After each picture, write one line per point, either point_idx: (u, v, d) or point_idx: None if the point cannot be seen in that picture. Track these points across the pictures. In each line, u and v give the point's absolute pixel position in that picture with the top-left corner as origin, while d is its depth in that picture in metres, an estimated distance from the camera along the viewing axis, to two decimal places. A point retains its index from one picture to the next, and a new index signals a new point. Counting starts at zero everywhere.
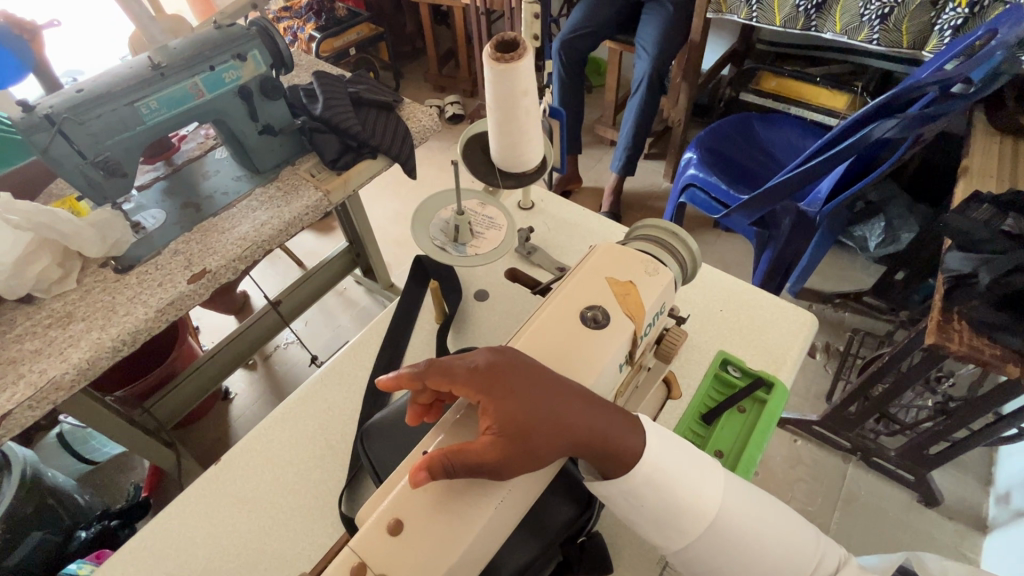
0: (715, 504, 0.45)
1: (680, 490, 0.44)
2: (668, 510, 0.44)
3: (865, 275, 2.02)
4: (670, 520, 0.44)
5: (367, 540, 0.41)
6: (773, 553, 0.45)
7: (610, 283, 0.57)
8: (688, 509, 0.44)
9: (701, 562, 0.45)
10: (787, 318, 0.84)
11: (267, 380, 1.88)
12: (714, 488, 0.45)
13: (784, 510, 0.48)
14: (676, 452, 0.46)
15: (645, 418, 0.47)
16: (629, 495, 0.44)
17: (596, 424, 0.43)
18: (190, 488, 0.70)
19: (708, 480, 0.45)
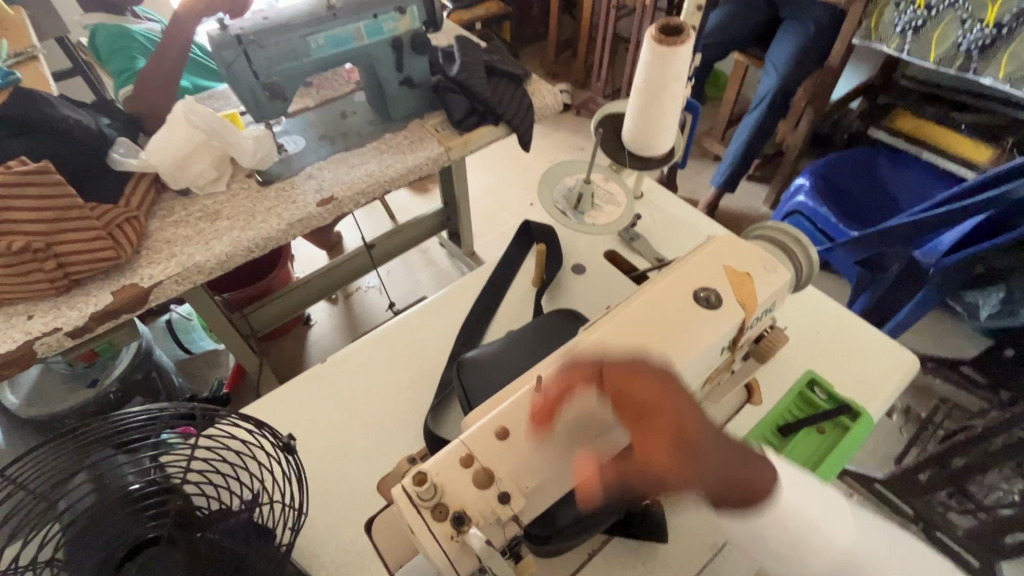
0: (846, 545, 0.41)
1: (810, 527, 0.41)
2: (797, 548, 0.41)
3: (968, 345, 1.87)
4: (796, 558, 0.41)
5: (477, 438, 0.46)
6: None
7: (727, 270, 0.58)
8: (816, 547, 0.41)
9: None
10: (886, 353, 0.81)
11: (345, 316, 2.02)
12: (843, 526, 0.42)
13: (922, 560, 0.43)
14: (808, 495, 0.42)
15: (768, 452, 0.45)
16: (752, 530, 0.42)
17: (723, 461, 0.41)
18: (298, 378, 0.79)
19: (840, 518, 0.42)
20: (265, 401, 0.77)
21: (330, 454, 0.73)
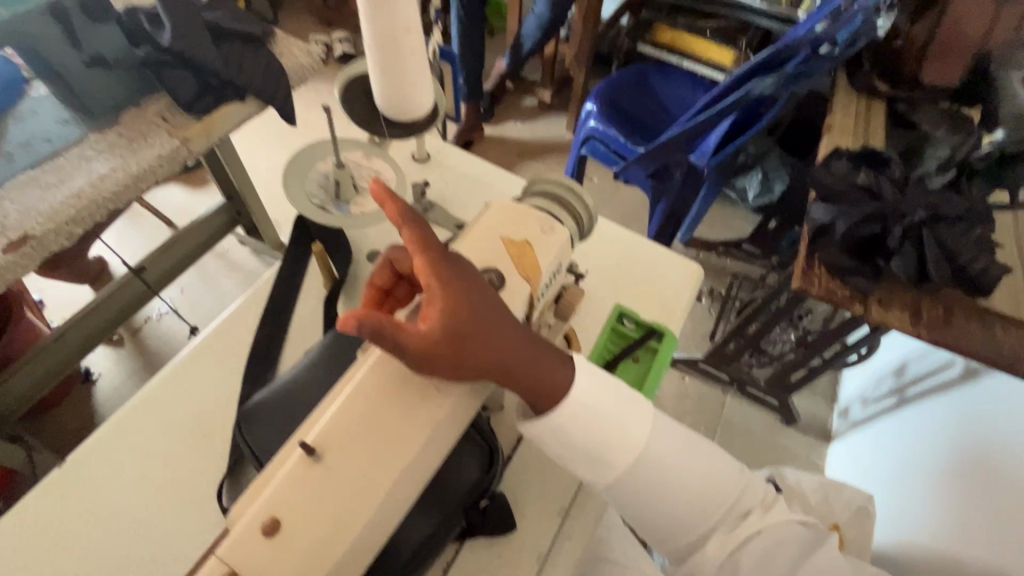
0: (641, 438, 0.50)
1: (617, 430, 0.49)
2: (602, 451, 0.49)
3: (744, 224, 2.20)
4: (598, 459, 0.49)
5: (236, 550, 0.36)
6: (620, 442, 0.49)
7: (505, 243, 0.54)
8: (616, 445, 0.49)
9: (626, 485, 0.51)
10: (677, 269, 0.88)
11: (138, 356, 1.66)
12: (641, 425, 0.50)
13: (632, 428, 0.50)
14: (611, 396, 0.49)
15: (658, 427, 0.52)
16: (556, 431, 0.48)
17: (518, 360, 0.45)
18: (26, 500, 0.59)
19: (637, 416, 0.50)
20: None
21: None
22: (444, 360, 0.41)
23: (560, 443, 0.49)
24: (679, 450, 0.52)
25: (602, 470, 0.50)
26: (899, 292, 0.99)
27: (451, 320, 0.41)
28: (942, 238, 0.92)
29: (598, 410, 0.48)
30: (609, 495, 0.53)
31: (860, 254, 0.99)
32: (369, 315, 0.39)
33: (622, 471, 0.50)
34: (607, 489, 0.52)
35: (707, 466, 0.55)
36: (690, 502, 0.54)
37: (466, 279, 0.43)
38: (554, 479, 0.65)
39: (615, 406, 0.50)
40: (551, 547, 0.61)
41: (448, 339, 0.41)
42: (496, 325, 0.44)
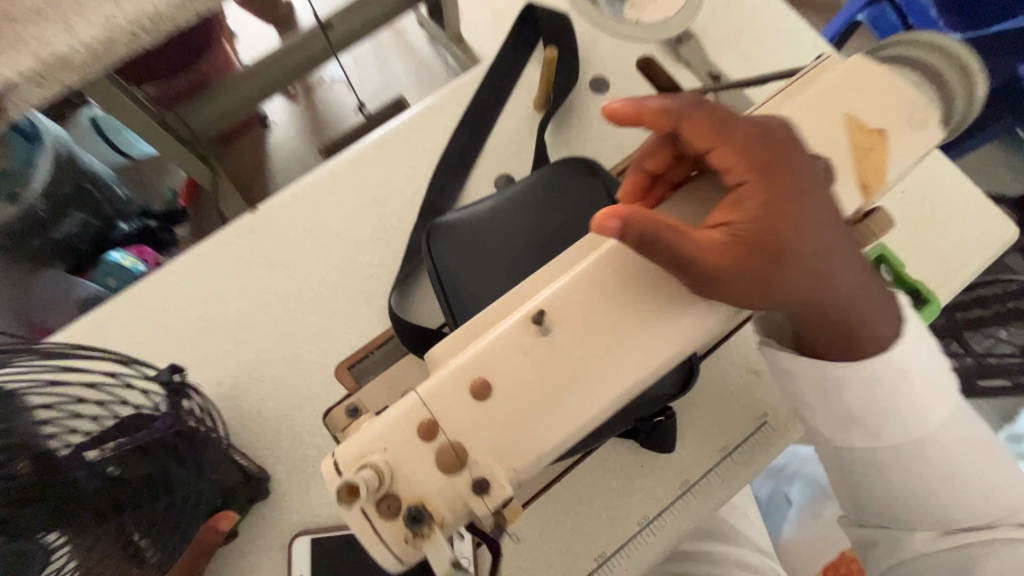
0: (936, 423, 0.37)
1: (910, 402, 0.36)
2: (869, 416, 0.36)
3: None
4: (858, 422, 0.37)
5: (444, 397, 0.31)
6: (908, 416, 0.36)
7: (848, 124, 0.36)
8: (902, 418, 0.36)
9: (871, 467, 0.38)
10: (980, 222, 0.63)
11: (309, 117, 1.69)
12: (943, 410, 0.37)
13: (932, 406, 0.36)
14: (921, 356, 0.36)
15: (959, 411, 0.38)
16: (832, 386, 0.36)
17: (835, 280, 0.34)
18: (224, 235, 0.61)
19: (942, 394, 0.37)
20: (182, 266, 0.59)
21: (266, 333, 0.58)
22: (745, 274, 0.31)
23: (821, 397, 0.37)
24: (962, 443, 0.38)
25: (857, 433, 0.37)
26: None
27: (763, 234, 0.31)
28: None
29: (902, 379, 0.36)
30: (834, 467, 0.42)
31: None
32: (643, 215, 0.30)
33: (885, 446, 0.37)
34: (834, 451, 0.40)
35: (987, 466, 0.40)
36: (942, 510, 0.40)
37: (771, 172, 0.32)
38: (727, 414, 0.56)
39: (926, 378, 0.36)
40: (700, 478, 0.55)
41: (752, 243, 0.31)
42: (815, 233, 0.32)
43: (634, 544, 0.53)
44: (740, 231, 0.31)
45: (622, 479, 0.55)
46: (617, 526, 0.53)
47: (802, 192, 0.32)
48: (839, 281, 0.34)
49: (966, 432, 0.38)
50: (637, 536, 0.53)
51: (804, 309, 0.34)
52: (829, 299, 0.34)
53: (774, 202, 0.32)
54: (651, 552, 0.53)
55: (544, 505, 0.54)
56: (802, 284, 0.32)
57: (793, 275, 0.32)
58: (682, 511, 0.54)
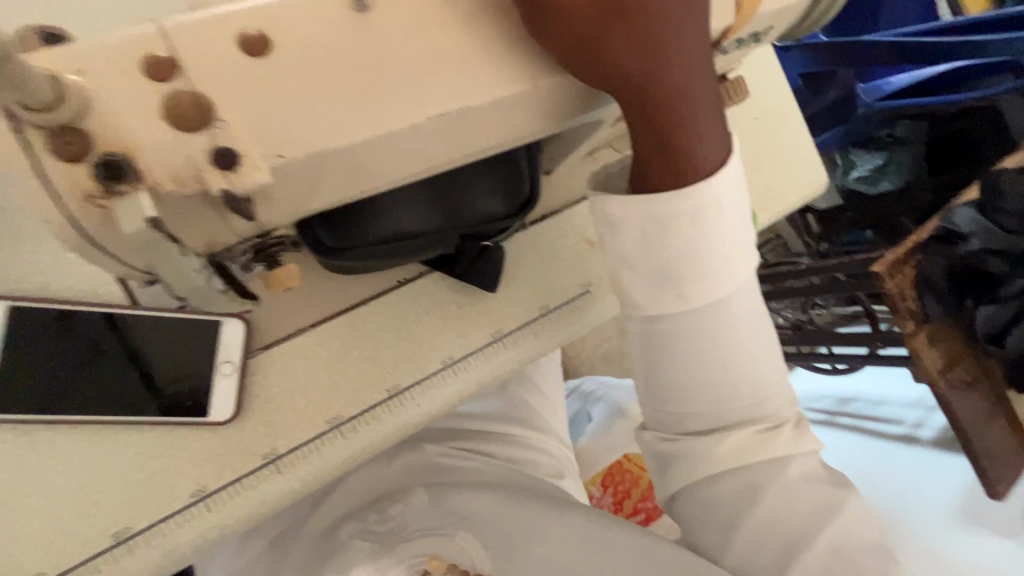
0: (730, 288, 0.37)
1: (714, 258, 0.36)
2: (682, 270, 0.36)
3: None
4: (673, 279, 0.36)
5: (199, 37, 0.22)
6: (709, 276, 0.36)
7: None
8: (705, 275, 0.36)
9: (673, 337, 0.38)
10: (803, 163, 0.69)
11: None
12: (738, 276, 0.37)
13: (729, 271, 0.37)
14: (736, 213, 0.36)
15: (749, 283, 0.39)
16: (654, 226, 0.34)
17: (678, 89, 0.31)
18: None
19: (742, 260, 0.37)
20: None
21: None
22: (591, 31, 0.27)
23: (648, 245, 0.35)
24: (754, 325, 0.40)
25: (667, 294, 0.37)
26: (954, 339, 0.88)
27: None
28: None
29: (716, 228, 0.35)
30: (641, 348, 0.41)
31: (957, 285, 0.85)
32: None
33: (690, 310, 0.37)
34: (642, 325, 0.40)
35: (772, 354, 0.42)
36: (724, 397, 0.40)
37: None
38: (553, 275, 0.55)
39: (732, 241, 0.36)
40: (512, 330, 0.53)
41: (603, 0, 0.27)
42: (671, 20, 0.29)
43: (431, 383, 0.50)
44: None
45: (433, 314, 0.51)
46: (418, 361, 0.50)
47: None
48: (682, 94, 0.31)
49: (750, 311, 0.39)
50: (435, 375, 0.50)
51: (634, 103, 0.31)
52: (666, 110, 0.31)
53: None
54: (446, 392, 0.50)
55: (343, 324, 0.48)
56: (641, 72, 0.29)
57: (633, 53, 0.29)
58: (488, 358, 0.52)
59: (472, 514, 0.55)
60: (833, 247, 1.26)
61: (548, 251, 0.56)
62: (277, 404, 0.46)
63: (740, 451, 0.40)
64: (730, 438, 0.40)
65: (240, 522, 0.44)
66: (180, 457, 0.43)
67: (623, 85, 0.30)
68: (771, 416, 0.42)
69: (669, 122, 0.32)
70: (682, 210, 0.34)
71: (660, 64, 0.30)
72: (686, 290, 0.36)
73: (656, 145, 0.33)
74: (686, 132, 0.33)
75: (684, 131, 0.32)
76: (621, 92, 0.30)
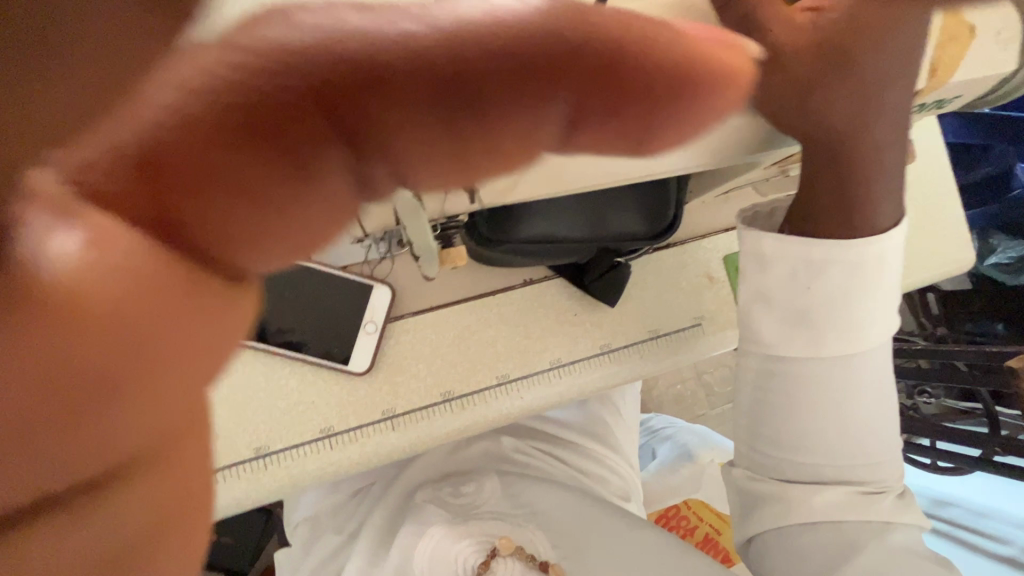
0: (866, 344, 0.38)
1: (857, 310, 0.37)
2: (819, 314, 0.37)
3: None
4: (809, 320, 0.38)
5: None
6: (845, 326, 0.37)
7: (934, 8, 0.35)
8: (843, 324, 0.37)
9: (797, 379, 0.39)
10: (953, 234, 0.65)
11: None
12: (876, 333, 0.38)
13: (867, 329, 0.38)
14: (886, 272, 0.37)
15: (885, 346, 0.39)
16: (802, 267, 0.37)
17: (876, 137, 0.34)
18: None
19: (883, 319, 0.38)
20: None
21: None
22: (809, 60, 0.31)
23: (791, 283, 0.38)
24: (880, 390, 0.40)
25: (802, 337, 0.38)
26: None
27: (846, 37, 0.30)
28: None
29: (865, 281, 0.36)
30: (756, 385, 0.42)
31: None
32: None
33: (822, 357, 0.38)
34: (763, 362, 0.41)
35: (889, 430, 0.41)
36: (833, 450, 0.40)
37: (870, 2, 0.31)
38: (666, 300, 0.57)
39: (875, 299, 0.37)
40: (620, 346, 0.55)
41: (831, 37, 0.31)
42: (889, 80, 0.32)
43: (539, 378, 0.53)
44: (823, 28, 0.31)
45: (551, 314, 0.54)
46: (530, 356, 0.53)
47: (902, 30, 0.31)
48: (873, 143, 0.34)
49: (881, 375, 0.39)
50: (543, 373, 0.53)
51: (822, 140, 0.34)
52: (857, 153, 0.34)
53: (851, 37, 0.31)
54: (550, 391, 0.53)
55: (472, 310, 0.53)
56: (842, 124, 0.33)
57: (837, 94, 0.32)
58: (593, 367, 0.54)
59: (541, 510, 0.56)
60: (951, 332, 1.06)
61: (669, 278, 0.57)
62: (404, 366, 0.51)
63: (839, 506, 0.39)
64: (828, 491, 0.40)
65: (355, 464, 0.50)
66: (317, 395, 0.49)
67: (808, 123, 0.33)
68: (875, 481, 0.41)
69: (858, 153, 0.34)
70: (831, 257, 0.36)
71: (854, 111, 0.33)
72: (817, 333, 0.38)
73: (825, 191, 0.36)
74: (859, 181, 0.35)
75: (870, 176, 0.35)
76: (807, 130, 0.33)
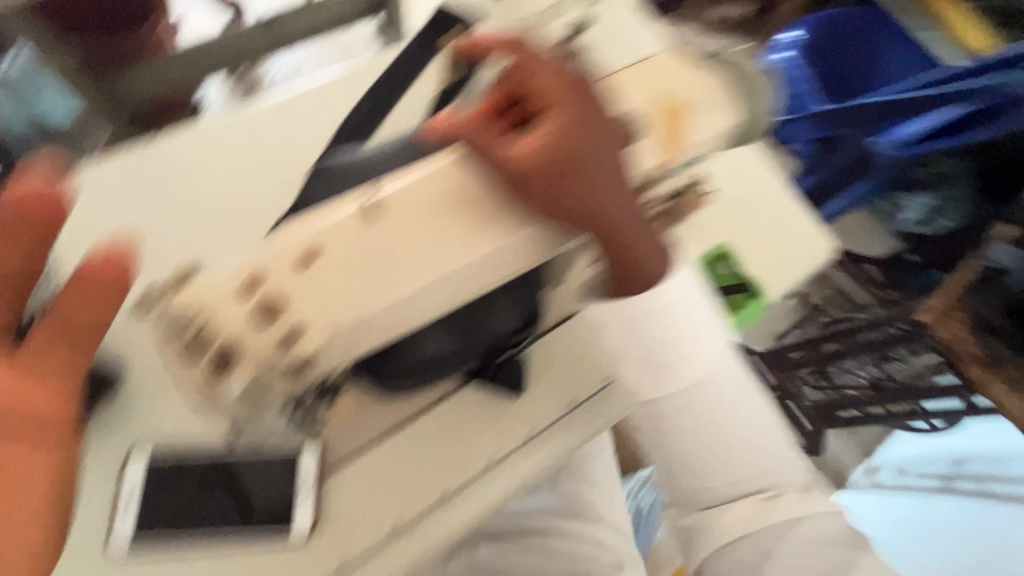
0: (700, 370, 0.54)
1: (677, 345, 0.55)
2: (655, 359, 0.55)
3: (879, 244, 1.80)
4: (653, 365, 0.55)
5: (277, 266, 0.35)
6: (675, 359, 0.54)
7: (657, 98, 0.45)
8: (674, 359, 0.54)
9: (667, 412, 0.54)
10: (804, 233, 0.74)
11: None
12: (706, 360, 0.55)
13: (694, 354, 0.55)
14: (688, 314, 0.56)
15: (724, 363, 0.55)
16: None
17: (627, 227, 0.38)
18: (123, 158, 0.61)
19: (703, 347, 0.55)
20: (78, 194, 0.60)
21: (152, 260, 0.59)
22: (542, 188, 0.35)
23: (626, 340, 0.56)
24: (733, 398, 0.54)
25: (653, 382, 0.55)
26: None
27: (561, 162, 0.34)
28: None
29: (671, 331, 0.55)
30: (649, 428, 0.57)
31: None
32: (464, 123, 0.37)
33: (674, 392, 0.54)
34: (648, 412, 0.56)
35: (761, 427, 0.55)
36: (724, 464, 0.52)
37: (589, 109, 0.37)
38: (574, 369, 0.59)
39: (687, 331, 0.55)
40: (545, 428, 0.59)
41: (555, 157, 0.34)
42: (606, 178, 0.36)
43: (481, 482, 0.57)
44: (540, 162, 0.35)
45: (472, 421, 0.58)
46: (464, 466, 0.57)
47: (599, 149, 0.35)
48: (632, 232, 0.39)
49: (731, 390, 0.54)
50: (482, 476, 0.57)
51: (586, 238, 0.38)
52: (620, 246, 0.39)
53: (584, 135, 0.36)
54: (494, 489, 0.57)
55: (398, 440, 0.56)
56: (585, 224, 0.37)
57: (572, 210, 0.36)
58: (526, 455, 0.58)
59: None
60: None
61: None
62: (347, 515, 0.54)
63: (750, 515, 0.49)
64: (737, 507, 0.50)
65: None
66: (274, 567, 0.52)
67: (580, 212, 0.36)
68: (773, 482, 0.52)
69: (621, 244, 0.39)
70: None
71: (583, 214, 0.36)
72: (660, 372, 0.55)
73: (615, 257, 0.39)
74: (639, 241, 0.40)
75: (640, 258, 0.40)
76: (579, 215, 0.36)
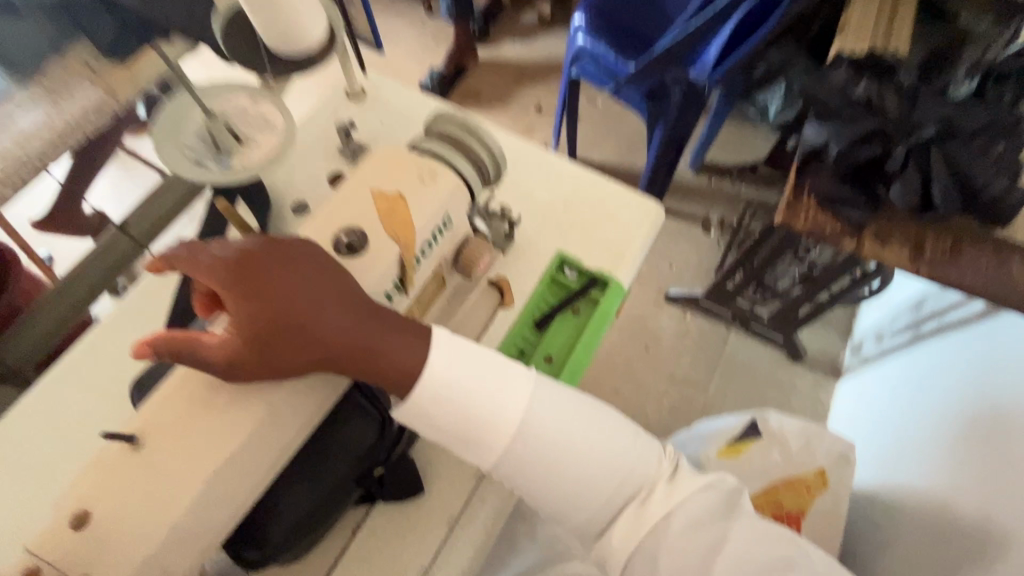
0: (518, 415, 0.45)
1: (484, 414, 0.44)
2: (470, 433, 0.44)
3: (763, 145, 1.86)
4: (469, 440, 0.44)
5: (53, 541, 0.37)
6: (487, 423, 0.44)
7: (374, 198, 0.49)
8: (487, 426, 0.44)
9: (517, 473, 0.46)
10: (629, 207, 0.78)
11: None
12: (516, 401, 0.45)
13: (510, 404, 0.45)
14: (480, 373, 0.44)
15: (545, 392, 0.46)
16: (423, 415, 0.44)
17: (356, 338, 0.42)
18: None
19: (514, 389, 0.45)
20: None
21: None
22: (258, 357, 0.39)
23: (430, 428, 0.45)
24: (570, 421, 0.46)
25: (481, 452, 0.45)
26: (899, 225, 0.85)
27: (256, 331, 0.39)
28: (954, 161, 0.79)
29: (468, 394, 0.44)
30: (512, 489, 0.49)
31: (858, 181, 0.85)
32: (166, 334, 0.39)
33: (503, 451, 0.45)
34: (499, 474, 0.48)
35: (617, 433, 0.48)
36: (590, 489, 0.46)
37: (259, 269, 0.40)
38: None
39: (486, 390, 0.44)
40: (462, 510, 0.59)
41: (246, 337, 0.39)
42: (313, 315, 0.40)
43: None
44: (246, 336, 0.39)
45: (389, 537, 0.58)
46: None
47: (293, 299, 0.40)
48: (363, 341, 0.42)
49: (566, 409, 0.47)
50: None
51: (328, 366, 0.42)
52: (364, 358, 0.42)
53: (261, 298, 0.39)
54: None
55: None
56: (316, 361, 0.41)
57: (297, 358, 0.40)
58: (454, 546, 0.57)
59: None
60: None
61: None
62: None
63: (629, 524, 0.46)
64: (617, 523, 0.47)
65: None
66: None
67: (303, 362, 0.40)
68: (643, 479, 0.47)
69: (363, 355, 0.42)
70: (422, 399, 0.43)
71: (308, 353, 0.40)
72: (479, 443, 0.44)
73: (361, 368, 0.42)
74: (373, 344, 0.42)
75: (389, 355, 0.43)
76: (298, 366, 0.40)
